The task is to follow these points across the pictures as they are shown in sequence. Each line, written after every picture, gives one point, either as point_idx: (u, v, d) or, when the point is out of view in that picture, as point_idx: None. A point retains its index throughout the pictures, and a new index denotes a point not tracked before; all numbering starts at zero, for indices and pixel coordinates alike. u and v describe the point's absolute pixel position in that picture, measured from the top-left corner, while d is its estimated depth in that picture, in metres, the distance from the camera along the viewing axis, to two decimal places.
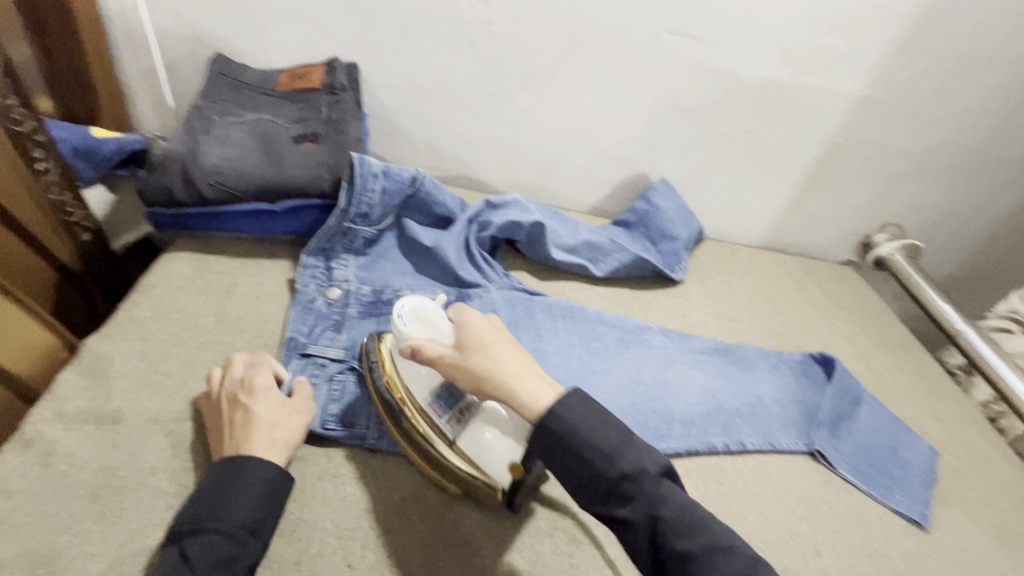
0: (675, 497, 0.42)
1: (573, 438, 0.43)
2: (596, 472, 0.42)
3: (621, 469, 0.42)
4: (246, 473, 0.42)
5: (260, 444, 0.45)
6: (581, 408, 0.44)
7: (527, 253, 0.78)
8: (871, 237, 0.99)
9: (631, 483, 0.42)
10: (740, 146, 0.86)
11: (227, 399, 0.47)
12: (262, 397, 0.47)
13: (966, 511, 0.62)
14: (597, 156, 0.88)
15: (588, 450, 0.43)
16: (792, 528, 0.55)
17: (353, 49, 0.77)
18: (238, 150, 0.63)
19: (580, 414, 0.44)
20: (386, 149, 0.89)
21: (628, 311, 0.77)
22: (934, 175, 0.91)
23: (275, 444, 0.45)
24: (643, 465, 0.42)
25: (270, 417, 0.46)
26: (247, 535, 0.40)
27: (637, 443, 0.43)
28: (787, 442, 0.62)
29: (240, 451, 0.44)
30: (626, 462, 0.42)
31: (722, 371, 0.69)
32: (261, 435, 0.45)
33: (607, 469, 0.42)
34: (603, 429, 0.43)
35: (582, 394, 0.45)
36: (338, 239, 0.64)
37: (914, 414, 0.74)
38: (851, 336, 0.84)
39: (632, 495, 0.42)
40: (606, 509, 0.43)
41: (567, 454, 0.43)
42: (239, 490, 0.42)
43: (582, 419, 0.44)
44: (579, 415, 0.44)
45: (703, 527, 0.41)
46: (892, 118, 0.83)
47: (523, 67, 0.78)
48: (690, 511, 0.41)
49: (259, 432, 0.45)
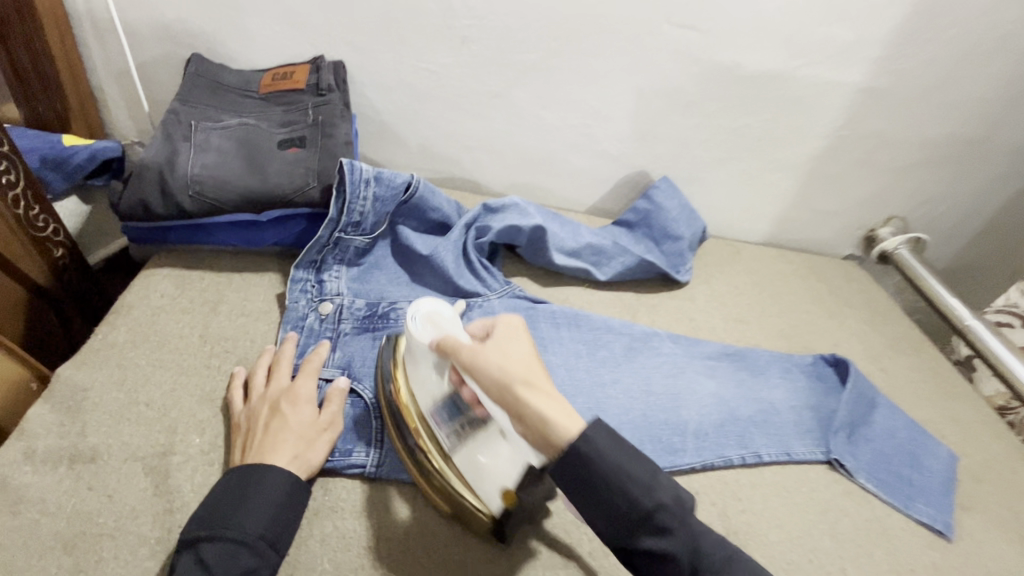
0: (708, 532, 0.38)
1: (600, 464, 0.39)
2: (627, 503, 0.38)
3: (658, 499, 0.38)
4: (266, 482, 0.41)
5: (285, 456, 0.43)
6: (609, 434, 0.40)
7: (528, 258, 0.74)
8: (875, 231, 0.96)
9: (661, 515, 0.38)
10: (743, 141, 0.83)
11: (263, 403, 0.47)
12: (301, 410, 0.46)
13: (989, 517, 0.60)
14: (597, 154, 0.85)
15: (616, 481, 0.39)
16: (814, 544, 0.53)
17: (338, 46, 0.73)
18: (219, 157, 0.59)
19: (606, 442, 0.39)
20: (376, 151, 0.85)
21: (633, 315, 0.74)
22: (941, 167, 0.88)
23: (297, 460, 0.43)
24: (676, 495, 0.39)
25: (299, 429, 0.45)
26: (265, 548, 0.39)
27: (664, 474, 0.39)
28: (804, 451, 0.60)
29: (262, 459, 0.42)
30: (658, 494, 0.38)
31: (735, 377, 0.66)
32: (286, 446, 0.43)
33: (642, 499, 0.38)
34: (634, 459, 0.39)
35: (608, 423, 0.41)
36: (329, 250, 0.61)
37: (929, 415, 0.72)
38: (860, 334, 0.82)
39: (669, 528, 0.38)
40: (632, 542, 0.39)
41: (594, 483, 0.39)
42: (259, 499, 0.40)
43: (611, 446, 0.40)
44: (606, 442, 0.39)
45: (737, 560, 0.38)
46: (899, 109, 0.81)
47: (519, 63, 0.75)
48: (721, 545, 0.38)
49: (284, 442, 0.44)
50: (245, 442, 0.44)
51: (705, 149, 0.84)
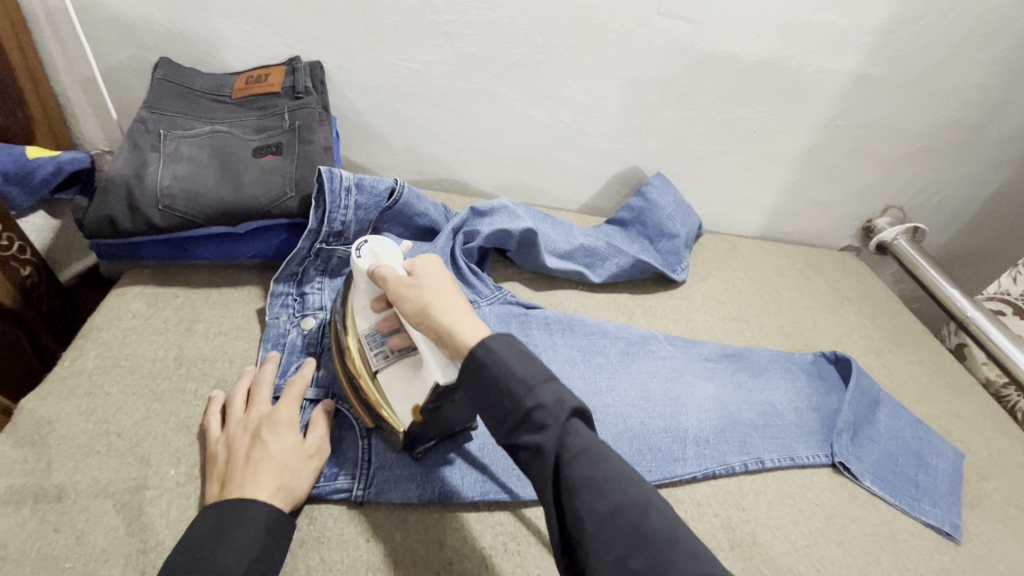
0: (589, 436, 0.37)
1: (493, 366, 0.38)
2: (510, 400, 0.37)
3: (538, 398, 0.37)
4: (246, 518, 0.38)
5: (267, 488, 0.40)
6: (511, 344, 0.39)
7: (518, 262, 0.72)
8: (872, 221, 0.94)
9: (543, 412, 0.36)
10: (737, 134, 0.81)
11: (242, 431, 0.44)
12: (284, 437, 0.44)
13: (997, 516, 0.59)
14: (588, 152, 0.82)
15: (507, 381, 0.37)
16: (820, 553, 0.51)
17: (315, 46, 0.70)
18: (190, 167, 0.56)
19: (506, 346, 0.39)
20: (359, 154, 0.82)
21: (629, 317, 0.72)
22: (940, 155, 0.86)
23: (280, 491, 0.41)
24: (563, 398, 0.37)
25: (281, 456, 0.42)
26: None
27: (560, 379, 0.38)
28: (808, 456, 0.58)
29: (242, 492, 0.39)
30: (543, 396, 0.37)
31: (735, 380, 0.64)
32: (268, 476, 0.41)
33: (523, 399, 0.37)
34: (530, 364, 0.38)
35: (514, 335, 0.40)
36: (310, 261, 0.58)
37: (932, 411, 0.70)
38: (861, 329, 0.80)
39: (544, 425, 0.36)
40: (513, 438, 0.37)
41: (490, 386, 0.38)
42: (238, 536, 0.37)
43: (510, 353, 0.39)
44: (503, 347, 0.39)
45: (613, 465, 0.36)
46: (896, 97, 0.79)
47: (504, 59, 0.72)
48: (598, 449, 0.36)
49: (266, 472, 0.41)
50: (223, 474, 0.41)
51: (698, 143, 0.82)
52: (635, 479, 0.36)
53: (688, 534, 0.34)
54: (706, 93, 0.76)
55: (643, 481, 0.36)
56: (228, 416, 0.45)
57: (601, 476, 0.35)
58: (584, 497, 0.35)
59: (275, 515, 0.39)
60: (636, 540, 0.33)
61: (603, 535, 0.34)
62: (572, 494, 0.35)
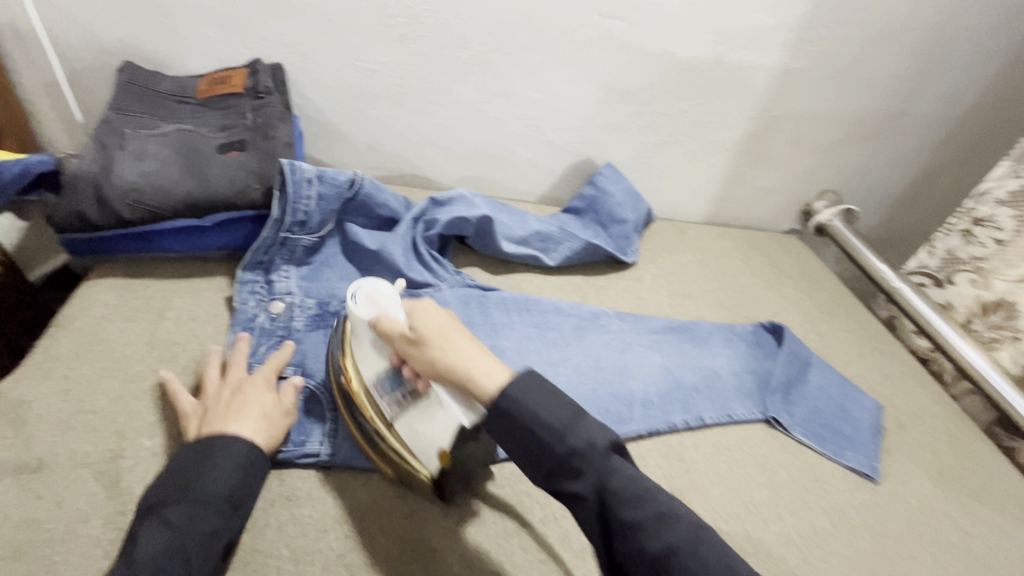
0: (625, 471, 0.40)
1: (527, 417, 0.42)
2: (544, 447, 0.41)
3: (570, 445, 0.40)
4: (226, 449, 0.43)
5: (247, 428, 0.45)
6: (529, 386, 0.43)
7: (477, 248, 0.77)
8: (810, 205, 1.00)
9: (580, 458, 0.40)
10: (680, 125, 0.87)
11: (226, 386, 0.49)
12: (264, 391, 0.49)
13: (912, 459, 0.65)
14: (542, 145, 0.87)
15: (541, 430, 0.41)
16: (752, 495, 0.57)
17: (276, 49, 0.73)
18: (157, 164, 0.59)
19: (533, 394, 0.42)
20: (324, 152, 0.85)
21: (583, 297, 0.77)
22: (865, 141, 0.94)
23: (259, 432, 0.46)
24: (594, 438, 0.41)
25: (261, 405, 0.47)
26: (229, 512, 0.41)
27: (588, 420, 0.42)
28: (744, 412, 0.64)
29: (224, 429, 0.44)
30: (575, 437, 0.41)
31: (680, 349, 0.70)
32: (248, 419, 0.46)
33: (557, 445, 0.41)
34: (553, 406, 0.42)
35: (537, 377, 0.43)
36: (276, 250, 0.61)
37: (860, 371, 0.77)
38: (798, 302, 0.87)
39: (581, 470, 0.40)
40: (556, 484, 0.41)
41: (519, 433, 0.42)
42: (220, 463, 0.42)
43: (531, 397, 0.42)
44: (524, 391, 0.42)
45: (653, 497, 0.39)
46: (820, 88, 0.86)
47: (458, 58, 0.76)
48: (636, 482, 0.40)
49: (247, 416, 0.46)
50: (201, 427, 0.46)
51: (645, 134, 0.88)
52: (668, 504, 0.39)
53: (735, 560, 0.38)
54: (649, 86, 0.82)
55: (683, 511, 0.40)
56: (205, 381, 0.50)
57: (647, 515, 0.38)
58: (636, 533, 0.38)
59: (250, 450, 0.44)
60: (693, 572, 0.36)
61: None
62: (618, 530, 0.39)
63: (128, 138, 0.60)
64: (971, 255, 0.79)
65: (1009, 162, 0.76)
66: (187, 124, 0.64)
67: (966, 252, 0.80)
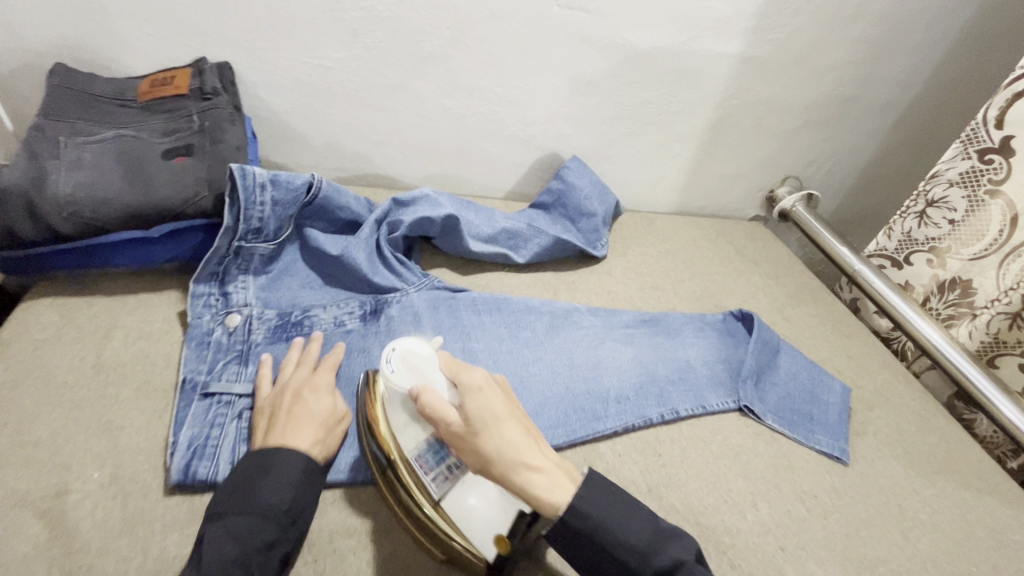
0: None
1: (600, 528, 0.42)
2: (627, 566, 0.42)
3: (654, 561, 0.41)
4: (285, 461, 0.42)
5: (306, 440, 0.45)
6: (602, 495, 0.44)
7: (444, 248, 0.75)
8: (774, 191, 1.03)
9: (665, 575, 0.41)
10: (644, 116, 0.87)
11: (286, 391, 0.49)
12: (322, 401, 0.49)
13: (880, 439, 0.67)
14: (507, 140, 0.86)
15: (620, 547, 0.42)
16: (729, 486, 0.57)
17: (222, 47, 0.69)
18: (95, 173, 0.55)
19: (601, 501, 0.43)
20: (281, 154, 0.82)
21: (554, 294, 0.77)
22: (824, 127, 0.96)
23: (317, 445, 0.46)
24: (674, 552, 0.42)
25: (320, 415, 0.47)
26: (287, 526, 0.40)
27: (663, 529, 0.43)
28: (717, 402, 0.65)
29: (284, 439, 0.44)
30: (659, 553, 0.42)
31: (650, 342, 0.70)
32: (307, 429, 0.46)
33: (635, 560, 0.42)
34: (626, 519, 0.43)
35: (599, 477, 0.45)
36: (231, 260, 0.58)
37: (827, 355, 0.79)
38: (766, 288, 0.88)
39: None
40: None
41: (594, 549, 0.43)
42: (279, 476, 0.42)
43: (604, 509, 0.43)
44: (596, 501, 0.43)
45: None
46: (780, 76, 0.87)
47: (415, 52, 0.74)
48: None
49: (306, 426, 0.46)
50: (266, 423, 0.46)
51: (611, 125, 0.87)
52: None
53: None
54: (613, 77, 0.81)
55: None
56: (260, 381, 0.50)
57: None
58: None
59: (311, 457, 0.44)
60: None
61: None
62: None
63: (61, 145, 0.56)
64: (926, 236, 0.78)
65: (957, 145, 0.73)
66: (127, 129, 0.60)
67: (922, 233, 0.79)
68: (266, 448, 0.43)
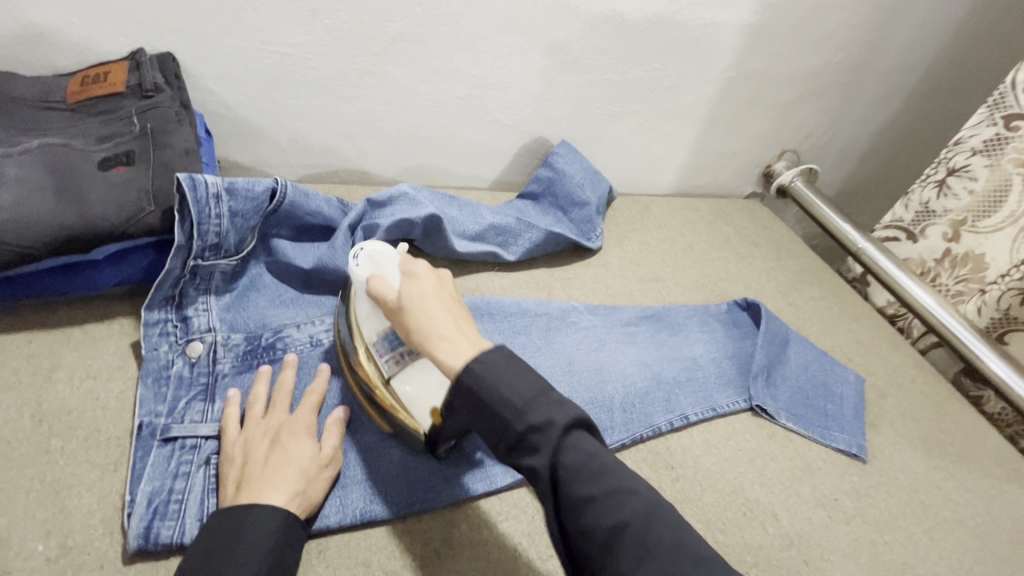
0: (588, 447, 0.37)
1: (484, 389, 0.38)
2: (503, 421, 0.37)
3: (529, 421, 0.37)
4: (259, 520, 0.38)
5: (284, 493, 0.41)
6: (504, 361, 0.39)
7: (429, 250, 0.68)
8: (771, 166, 0.98)
9: (539, 435, 0.37)
10: (636, 93, 0.81)
11: (258, 437, 0.44)
12: (300, 446, 0.44)
13: (897, 430, 0.64)
14: (490, 126, 0.79)
15: (498, 402, 0.38)
16: (746, 496, 0.54)
17: (162, 35, 0.61)
18: (16, 191, 0.47)
19: (495, 370, 0.39)
20: (241, 153, 0.74)
21: (549, 293, 0.72)
22: (823, 97, 0.90)
23: (296, 497, 0.41)
24: (554, 416, 0.37)
25: (298, 463, 0.43)
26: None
27: (552, 395, 0.38)
28: (727, 403, 0.61)
29: (257, 494, 0.40)
30: (538, 413, 0.37)
31: (654, 340, 0.65)
32: (284, 480, 0.41)
33: (515, 421, 0.37)
34: (519, 382, 0.38)
35: (506, 352, 0.40)
36: (187, 281, 0.52)
37: (836, 342, 0.75)
38: (769, 273, 0.84)
39: (537, 446, 0.37)
40: (512, 458, 0.38)
41: (480, 409, 0.39)
42: (253, 538, 0.37)
43: (495, 372, 0.39)
44: (490, 365, 0.39)
45: (608, 472, 0.36)
46: (778, 44, 0.81)
47: (382, 34, 0.66)
48: (596, 460, 0.36)
49: (282, 476, 0.41)
50: (238, 475, 0.41)
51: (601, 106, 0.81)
52: (630, 480, 0.36)
53: (696, 540, 0.34)
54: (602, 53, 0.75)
55: (646, 488, 0.36)
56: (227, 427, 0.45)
57: (600, 490, 0.35)
58: (585, 513, 0.35)
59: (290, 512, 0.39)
60: (643, 551, 0.33)
61: (613, 556, 0.34)
62: (569, 513, 0.35)
63: None
64: (946, 208, 0.76)
65: (983, 112, 0.71)
66: (56, 136, 0.53)
67: (941, 205, 0.76)
68: (237, 509, 0.38)
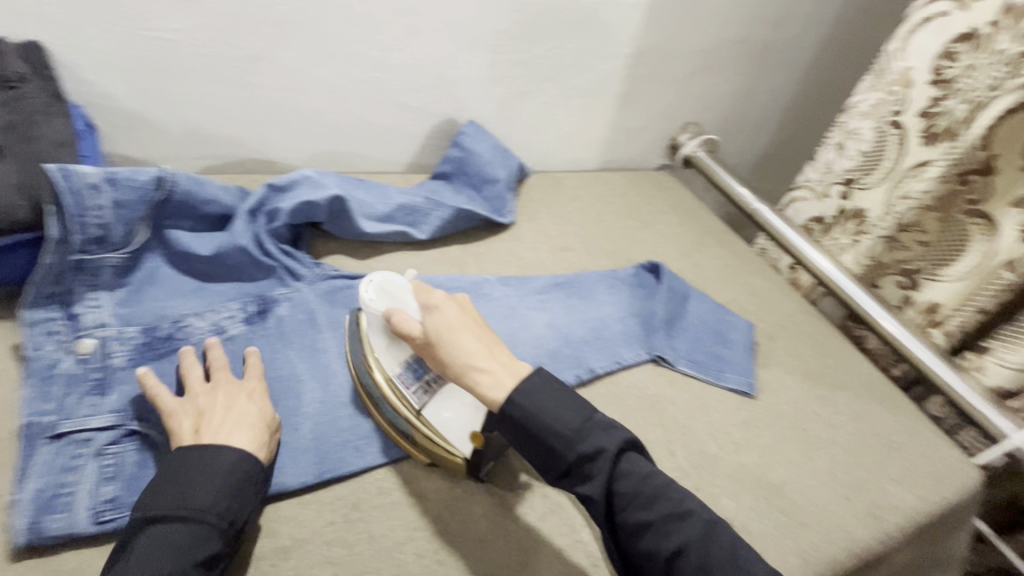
0: (638, 469, 0.43)
1: (530, 422, 0.43)
2: (556, 454, 0.43)
3: (579, 451, 0.43)
4: (223, 463, 0.42)
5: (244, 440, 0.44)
6: (543, 391, 0.44)
7: (336, 232, 0.69)
8: (676, 138, 1.01)
9: (591, 463, 0.43)
10: (539, 71, 0.83)
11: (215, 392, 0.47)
12: (255, 402, 0.48)
13: (784, 368, 0.71)
14: (397, 108, 0.79)
15: (552, 438, 0.43)
16: (647, 438, 0.58)
17: (27, 23, 0.58)
18: None
19: (544, 399, 0.44)
20: (132, 147, 0.71)
21: (463, 268, 0.74)
22: (716, 70, 0.97)
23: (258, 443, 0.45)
24: (604, 445, 0.43)
25: (260, 414, 0.47)
26: (230, 535, 0.41)
27: (597, 423, 0.44)
28: (631, 356, 0.65)
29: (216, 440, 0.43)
30: (588, 443, 0.43)
31: (564, 304, 0.69)
32: (242, 429, 0.45)
33: (567, 452, 0.43)
34: (561, 412, 0.43)
35: (548, 379, 0.45)
36: (72, 276, 0.51)
37: (733, 294, 0.81)
38: (675, 237, 0.90)
39: (591, 474, 0.43)
40: (563, 483, 0.44)
41: (528, 438, 0.44)
42: (216, 475, 0.41)
43: (539, 402, 0.44)
44: (532, 398, 0.44)
45: (661, 497, 0.42)
46: (669, 20, 0.85)
47: (273, 17, 0.65)
48: (649, 483, 0.43)
49: (240, 425, 0.45)
50: (196, 425, 0.45)
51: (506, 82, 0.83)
52: (674, 494, 0.43)
53: (723, 536, 0.42)
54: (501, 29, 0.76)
55: (693, 500, 0.44)
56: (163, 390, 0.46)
57: (656, 517, 0.42)
58: (642, 536, 0.42)
59: (251, 460, 0.43)
60: (701, 559, 0.41)
61: (666, 568, 0.41)
62: (627, 535, 0.42)
63: None
64: (841, 168, 0.80)
65: (870, 80, 0.75)
66: None
67: (839, 165, 0.80)
68: (193, 454, 0.42)
